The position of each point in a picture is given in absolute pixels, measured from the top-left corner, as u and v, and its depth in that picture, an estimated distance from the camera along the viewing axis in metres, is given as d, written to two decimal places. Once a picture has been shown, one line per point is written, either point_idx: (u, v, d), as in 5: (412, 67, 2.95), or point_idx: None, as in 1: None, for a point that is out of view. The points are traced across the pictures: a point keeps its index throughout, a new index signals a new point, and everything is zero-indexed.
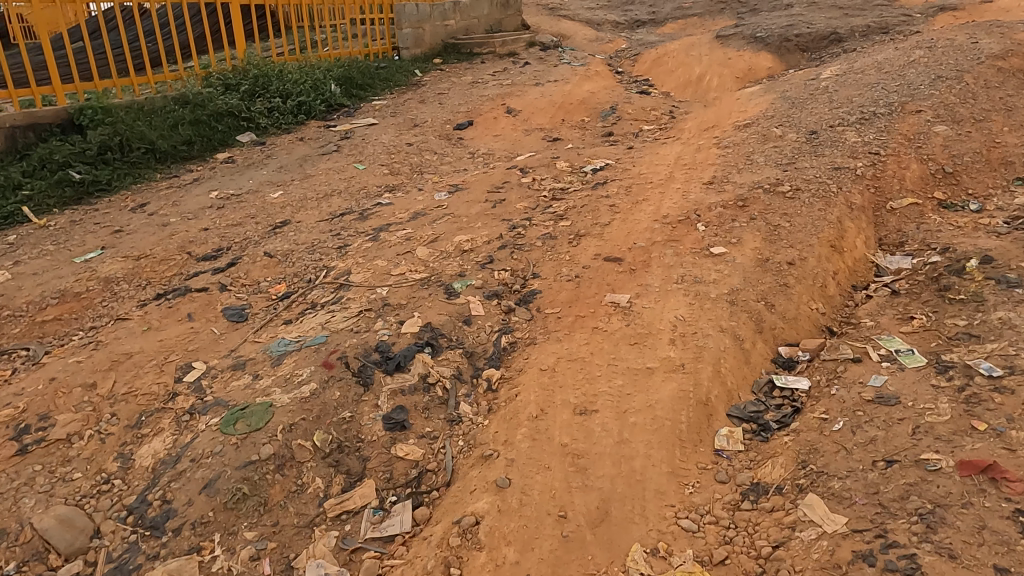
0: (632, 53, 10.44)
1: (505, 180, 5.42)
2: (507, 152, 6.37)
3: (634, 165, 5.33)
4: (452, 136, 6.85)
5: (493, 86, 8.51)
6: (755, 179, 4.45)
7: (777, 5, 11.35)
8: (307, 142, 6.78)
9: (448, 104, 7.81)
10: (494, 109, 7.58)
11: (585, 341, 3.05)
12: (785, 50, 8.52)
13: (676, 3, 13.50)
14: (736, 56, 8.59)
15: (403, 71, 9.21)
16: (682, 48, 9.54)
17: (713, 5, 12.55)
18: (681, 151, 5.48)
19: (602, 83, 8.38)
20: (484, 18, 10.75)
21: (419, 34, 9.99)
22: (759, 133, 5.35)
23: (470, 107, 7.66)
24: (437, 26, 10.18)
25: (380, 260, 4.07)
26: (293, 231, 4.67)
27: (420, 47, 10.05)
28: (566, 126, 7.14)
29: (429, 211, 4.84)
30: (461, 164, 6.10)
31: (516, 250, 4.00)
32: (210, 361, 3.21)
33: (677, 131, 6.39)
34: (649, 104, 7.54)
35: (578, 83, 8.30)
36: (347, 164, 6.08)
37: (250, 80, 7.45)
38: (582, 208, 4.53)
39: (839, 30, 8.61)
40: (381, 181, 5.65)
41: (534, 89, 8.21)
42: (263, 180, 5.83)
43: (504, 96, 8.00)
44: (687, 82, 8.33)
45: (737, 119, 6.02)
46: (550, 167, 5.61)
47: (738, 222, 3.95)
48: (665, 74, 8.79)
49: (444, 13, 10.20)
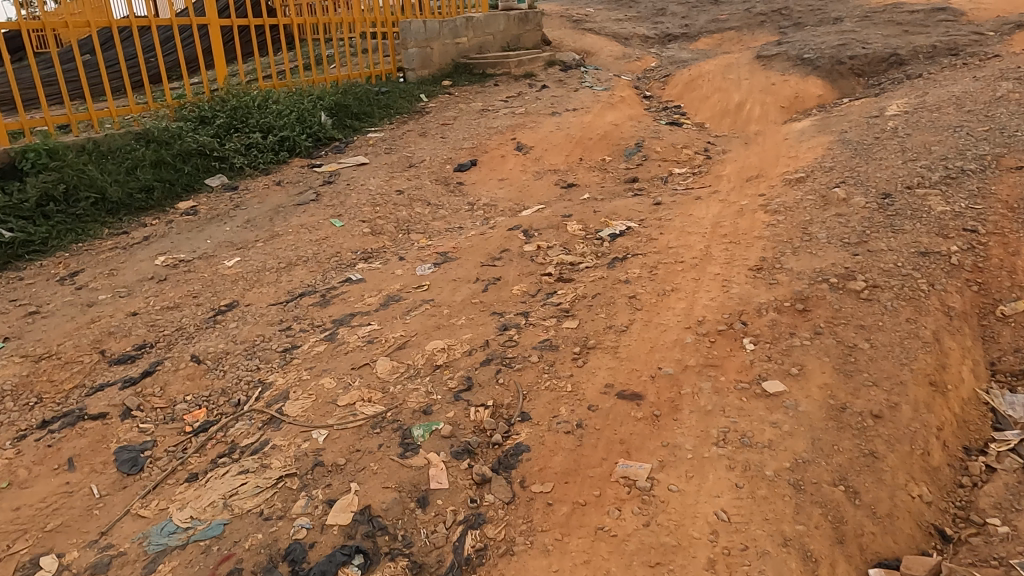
0: (662, 73, 9.46)
1: (504, 246, 4.50)
2: (513, 203, 5.46)
3: (659, 231, 4.37)
4: (451, 180, 5.96)
5: (503, 115, 7.60)
6: (817, 268, 3.45)
7: (823, 19, 10.29)
8: (284, 187, 5.92)
9: (451, 138, 6.92)
10: (503, 145, 6.67)
11: (584, 557, 2.11)
12: (837, 74, 7.47)
13: (711, 14, 12.47)
14: (780, 81, 7.57)
15: (406, 97, 8.35)
16: (718, 70, 8.54)
17: (751, 18, 11.52)
18: (717, 213, 4.50)
19: (627, 112, 7.43)
20: (500, 34, 9.91)
21: (426, 53, 9.10)
22: (816, 194, 4.35)
23: (475, 142, 6.76)
24: (447, 44, 9.29)
25: (328, 376, 3.17)
26: (235, 321, 3.80)
27: (429, 68, 9.16)
28: (584, 167, 6.20)
29: (405, 294, 3.93)
30: (456, 220, 5.20)
31: (504, 368, 3.08)
32: (66, 559, 2.33)
33: (712, 181, 5.42)
34: (680, 140, 6.57)
35: (599, 112, 7.36)
36: (324, 218, 5.22)
37: (227, 112, 6.63)
38: (592, 300, 3.58)
39: (900, 51, 7.56)
40: (358, 244, 4.77)
41: (549, 119, 7.28)
42: (223, 240, 4.98)
43: (515, 128, 7.08)
44: (724, 112, 7.33)
45: (785, 168, 5.02)
46: (559, 228, 4.68)
47: (798, 338, 2.96)
48: (699, 101, 7.80)
49: (455, 30, 9.32)
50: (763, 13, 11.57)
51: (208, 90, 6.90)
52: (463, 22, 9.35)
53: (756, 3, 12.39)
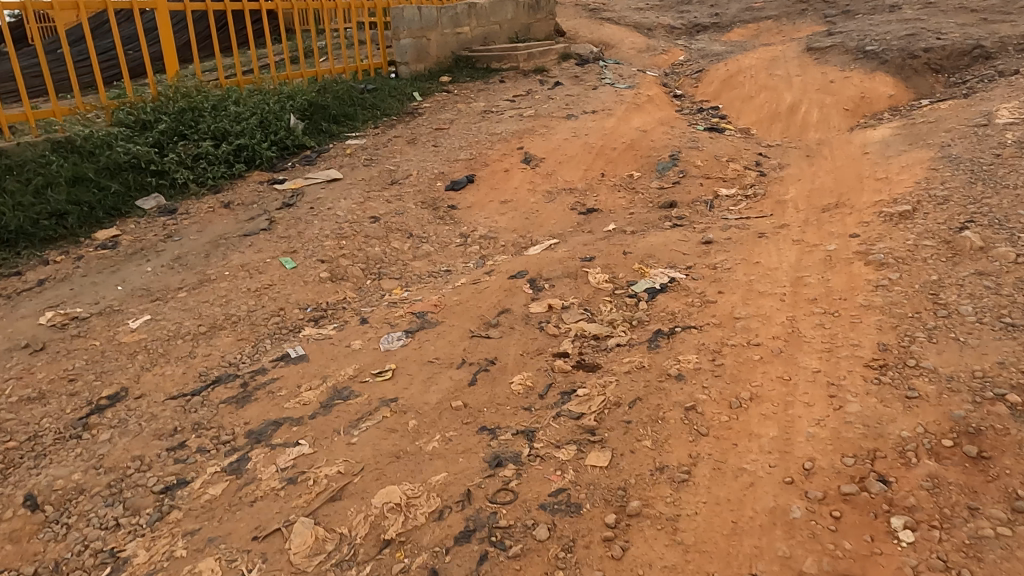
0: (694, 68, 8.24)
1: (503, 306, 3.32)
2: (518, 236, 4.28)
3: (716, 290, 3.17)
4: (442, 203, 4.78)
5: (508, 118, 6.40)
6: (977, 373, 2.26)
7: (877, 6, 9.02)
8: (233, 211, 4.76)
9: (445, 147, 5.75)
10: (508, 156, 5.49)
11: None
12: (911, 70, 6.23)
13: (743, 3, 11.21)
14: (841, 79, 6.34)
15: (396, 96, 7.17)
16: (762, 65, 7.32)
17: (791, 6, 10.27)
18: (794, 261, 3.29)
19: (657, 115, 6.24)
20: (508, 23, 8.72)
21: (422, 44, 7.89)
22: (937, 238, 3.14)
23: (474, 152, 5.58)
24: (447, 34, 8.11)
25: (214, 552, 2.00)
26: (110, 429, 2.62)
27: (425, 62, 7.96)
28: (607, 186, 5.01)
29: (359, 386, 2.76)
30: (443, 260, 4.03)
31: (493, 552, 1.90)
32: None
33: (775, 211, 4.21)
34: (725, 152, 5.36)
35: (624, 115, 6.16)
36: (273, 255, 4.05)
37: (173, 115, 5.45)
38: (630, 412, 2.39)
39: (985, 43, 6.32)
40: (310, 297, 3.60)
41: (563, 124, 6.09)
42: (138, 285, 3.83)
43: (523, 134, 5.90)
44: (774, 118, 6.13)
45: (876, 197, 3.80)
46: (577, 278, 3.49)
47: (986, 523, 1.78)
48: (742, 105, 6.60)
49: (456, 18, 8.14)
50: (804, 0, 10.31)
51: (152, 88, 5.73)
52: (465, 9, 8.18)
53: None
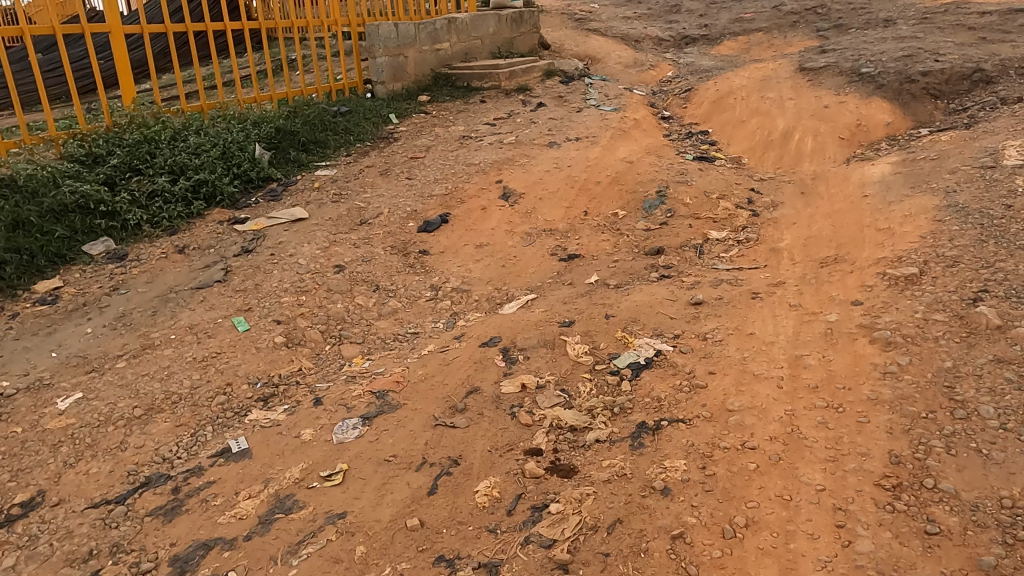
0: (682, 86, 7.96)
1: (471, 384, 3.01)
2: (494, 289, 3.98)
3: (707, 369, 2.86)
4: (414, 248, 4.47)
5: (488, 145, 6.09)
6: (1006, 504, 1.97)
7: (870, 20, 8.76)
8: (187, 258, 4.42)
9: (419, 179, 5.43)
10: (485, 191, 5.19)
11: None
12: (908, 95, 5.96)
13: (733, 14, 10.94)
14: (835, 104, 6.07)
15: (371, 118, 6.84)
16: (753, 86, 7.04)
17: (782, 18, 10.00)
18: (791, 335, 2.99)
19: (645, 143, 5.95)
20: (490, 37, 8.52)
21: (399, 62, 7.55)
22: (948, 311, 2.86)
23: (450, 186, 5.26)
24: (425, 51, 7.78)
25: None
26: (16, 552, 2.30)
27: (402, 81, 7.62)
28: (590, 227, 4.72)
29: (304, 495, 2.44)
30: (411, 319, 3.72)
31: None
32: None
33: (769, 262, 3.92)
34: (716, 186, 5.07)
35: (609, 143, 5.86)
36: (225, 314, 3.73)
37: (127, 148, 5.09)
38: (608, 541, 2.09)
39: (985, 66, 6.06)
40: (261, 369, 3.27)
41: (544, 153, 5.78)
42: (74, 351, 3.49)
43: (503, 165, 5.59)
44: (767, 147, 5.84)
45: (878, 253, 3.51)
46: (554, 348, 3.18)
47: None
48: (732, 131, 6.32)
49: (435, 34, 7.84)
50: (795, 11, 10.04)
51: (106, 118, 5.36)
52: (444, 24, 7.89)
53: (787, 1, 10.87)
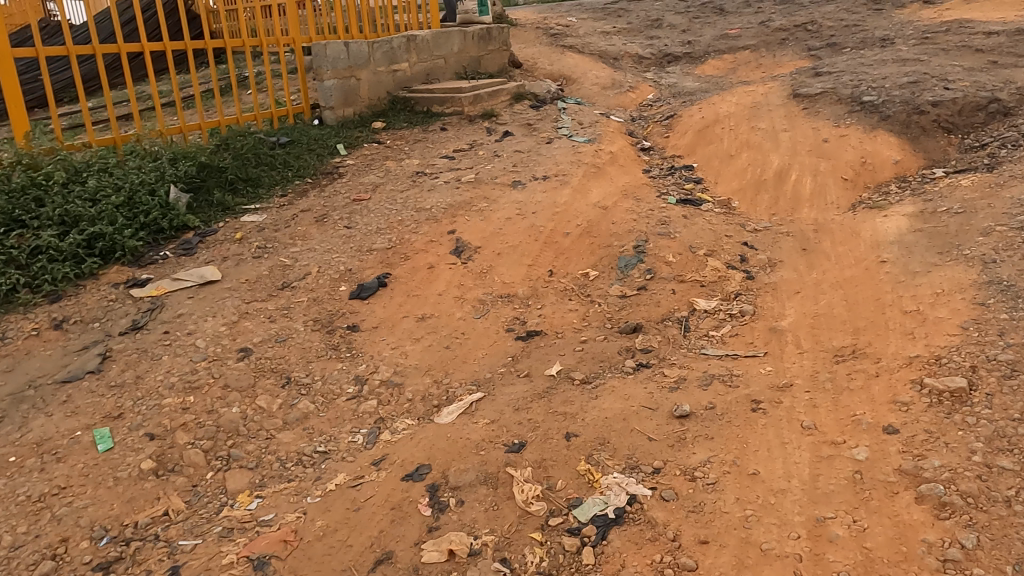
0: (664, 111, 7.27)
1: (384, 547, 2.25)
2: (433, 383, 3.22)
3: (696, 534, 2.12)
4: (342, 321, 3.71)
5: (443, 184, 5.34)
6: None
7: (865, 39, 8.12)
8: (64, 336, 3.63)
9: (359, 228, 4.67)
10: (435, 244, 4.44)
11: None
12: (918, 129, 5.29)
13: (718, 30, 10.30)
14: (834, 139, 5.39)
15: (315, 150, 6.08)
16: (742, 113, 6.35)
17: (769, 34, 9.37)
18: (806, 479, 2.26)
19: (621, 184, 5.23)
20: (455, 56, 7.83)
21: (350, 85, 6.79)
22: (1018, 455, 2.14)
23: (395, 238, 4.51)
24: (380, 72, 7.04)
25: None
26: None
27: (354, 105, 6.86)
28: (556, 292, 3.99)
29: None
30: (323, 430, 2.95)
31: None
32: None
33: (770, 350, 3.20)
34: (702, 239, 4.35)
35: (580, 183, 5.14)
36: (88, 424, 2.94)
37: (9, 197, 4.28)
38: None
39: (1001, 94, 5.41)
40: (112, 514, 2.49)
41: (507, 196, 5.04)
42: None
43: (457, 210, 4.85)
44: (760, 188, 5.14)
45: (907, 350, 2.80)
46: (497, 488, 2.43)
47: None
48: (719, 168, 5.62)
49: (392, 54, 7.11)
50: (783, 28, 9.41)
51: None
52: (403, 42, 7.19)
53: (775, 16, 10.23)
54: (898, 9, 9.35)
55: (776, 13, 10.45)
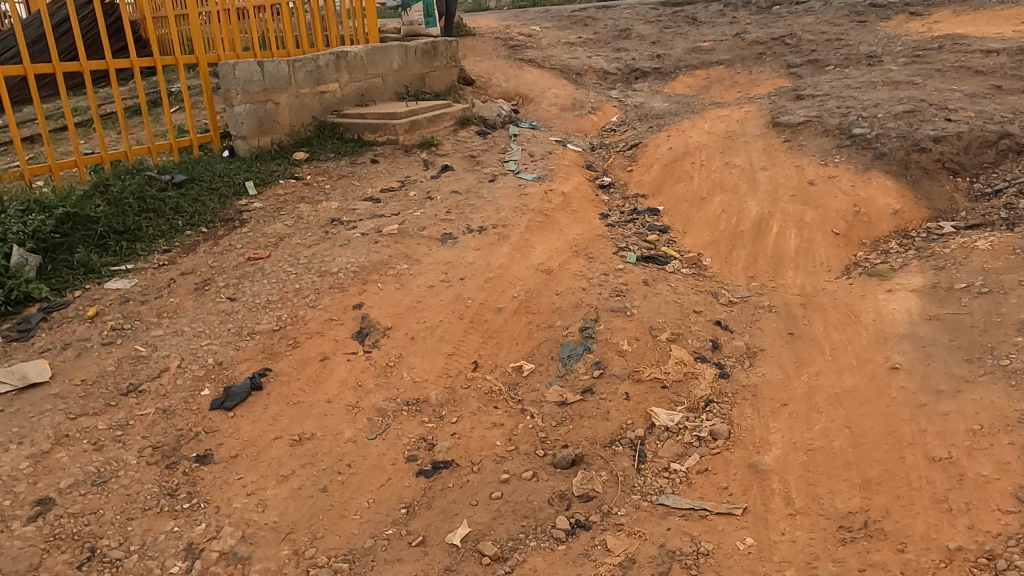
0: (628, 138, 6.46)
1: None
2: (293, 556, 2.36)
3: None
4: (191, 448, 2.82)
5: (360, 236, 4.47)
6: None
7: (850, 55, 7.37)
8: None
9: (245, 301, 3.79)
10: (334, 325, 3.57)
11: None
12: (918, 170, 4.50)
13: (690, 42, 9.53)
14: (821, 181, 4.60)
15: (218, 191, 5.18)
16: (714, 145, 5.55)
17: (745, 48, 8.62)
18: None
19: (572, 236, 4.39)
20: (394, 74, 6.97)
21: (266, 110, 5.87)
22: None
23: (286, 315, 3.64)
24: (304, 95, 6.14)
25: None
26: None
27: (270, 133, 5.95)
28: (478, 395, 3.14)
29: None
30: None
31: None
32: None
33: (749, 503, 2.36)
34: (665, 318, 3.52)
35: (522, 237, 4.29)
36: None
37: None
38: None
39: (1015, 127, 4.63)
40: None
41: (433, 254, 4.18)
42: None
43: (370, 275, 3.99)
44: (735, 242, 4.33)
45: (942, 537, 2.06)
46: None
47: None
48: (688, 214, 4.81)
49: (318, 73, 6.23)
50: (760, 41, 8.66)
51: None
52: (331, 59, 6.31)
53: (751, 28, 9.49)
54: (882, 21, 8.63)
55: (751, 24, 9.71)
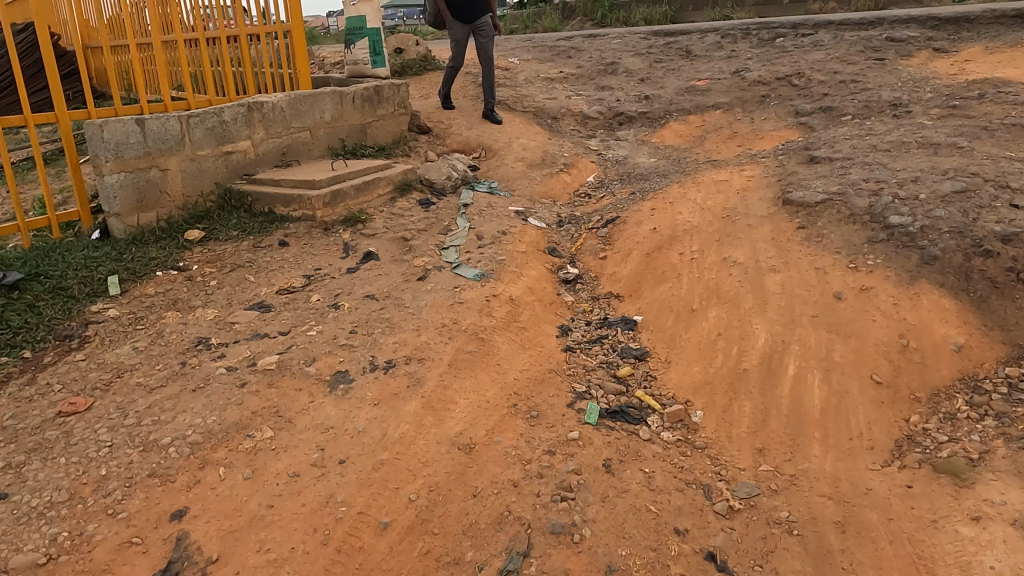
0: (605, 207, 5.29)
1: None
2: None
3: None
4: None
5: (223, 373, 3.28)
6: None
7: (871, 103, 6.24)
8: None
9: (19, 499, 2.57)
10: (132, 553, 2.38)
11: None
12: (985, 283, 3.29)
13: (683, 80, 8.41)
14: (851, 295, 3.41)
15: (67, 292, 4.01)
16: (708, 227, 4.37)
17: (745, 89, 7.49)
18: None
19: (512, 377, 3.20)
20: (325, 126, 5.83)
21: (149, 179, 4.71)
22: None
23: (64, 534, 2.43)
24: (203, 157, 4.99)
25: None
26: None
27: (156, 207, 4.78)
28: None
29: None
30: None
31: None
32: None
33: None
34: (631, 550, 2.35)
35: (440, 381, 3.10)
36: None
37: None
38: None
39: None
40: None
41: (312, 410, 2.98)
42: None
43: (212, 451, 2.79)
44: (736, 386, 3.14)
45: None
46: None
47: None
48: (674, 333, 3.62)
49: (223, 130, 5.08)
50: (763, 81, 7.53)
51: None
52: (241, 111, 5.17)
53: (752, 65, 8.38)
54: (903, 59, 7.52)
55: (753, 60, 8.61)
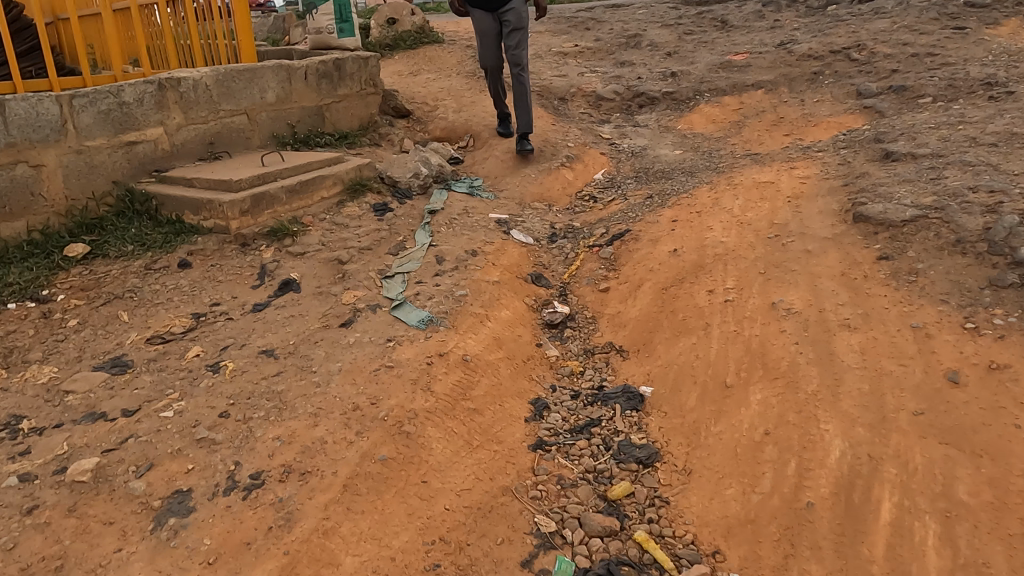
0: (612, 216, 4.10)
1: None
2: None
3: None
4: None
5: (11, 487, 2.17)
6: None
7: (956, 81, 4.93)
8: None
9: None
10: None
11: None
12: None
13: (717, 54, 7.13)
14: (975, 380, 2.21)
15: None
16: (750, 252, 3.16)
17: (794, 65, 6.20)
18: None
19: (442, 506, 2.08)
20: (267, 108, 4.69)
21: (16, 179, 3.60)
22: None
23: None
24: (95, 148, 3.87)
25: None
26: None
27: (27, 215, 3.68)
28: None
29: None
30: None
31: None
32: None
33: None
34: None
35: (322, 520, 1.98)
36: None
37: None
38: None
39: None
40: None
41: (110, 571, 1.87)
42: None
43: None
44: (797, 537, 1.98)
45: None
46: None
47: None
48: (698, 422, 2.44)
49: (123, 113, 3.96)
50: (814, 54, 6.23)
51: None
52: (150, 90, 4.05)
53: (800, 36, 7.06)
54: (989, 27, 6.16)
55: (801, 30, 7.29)
